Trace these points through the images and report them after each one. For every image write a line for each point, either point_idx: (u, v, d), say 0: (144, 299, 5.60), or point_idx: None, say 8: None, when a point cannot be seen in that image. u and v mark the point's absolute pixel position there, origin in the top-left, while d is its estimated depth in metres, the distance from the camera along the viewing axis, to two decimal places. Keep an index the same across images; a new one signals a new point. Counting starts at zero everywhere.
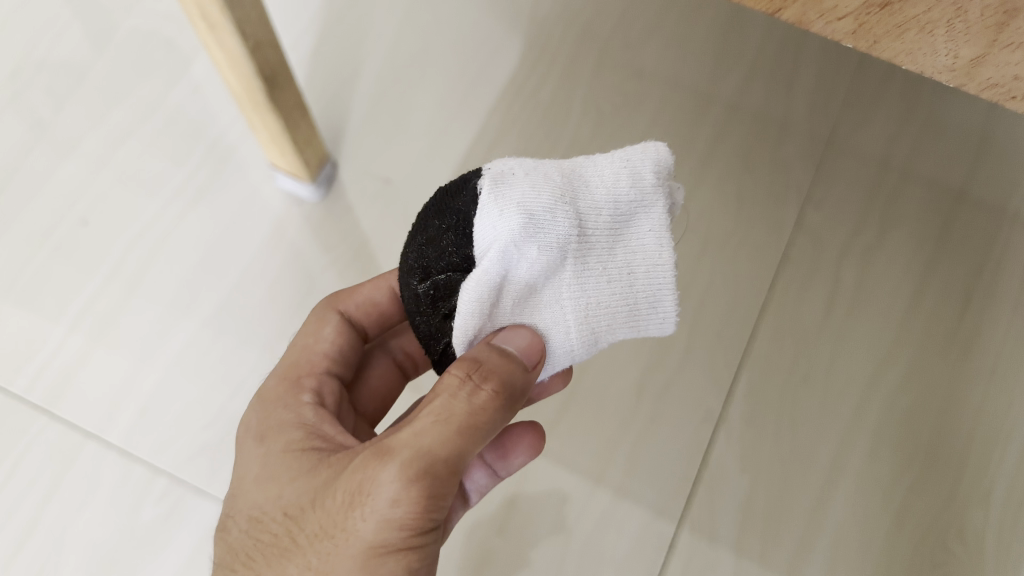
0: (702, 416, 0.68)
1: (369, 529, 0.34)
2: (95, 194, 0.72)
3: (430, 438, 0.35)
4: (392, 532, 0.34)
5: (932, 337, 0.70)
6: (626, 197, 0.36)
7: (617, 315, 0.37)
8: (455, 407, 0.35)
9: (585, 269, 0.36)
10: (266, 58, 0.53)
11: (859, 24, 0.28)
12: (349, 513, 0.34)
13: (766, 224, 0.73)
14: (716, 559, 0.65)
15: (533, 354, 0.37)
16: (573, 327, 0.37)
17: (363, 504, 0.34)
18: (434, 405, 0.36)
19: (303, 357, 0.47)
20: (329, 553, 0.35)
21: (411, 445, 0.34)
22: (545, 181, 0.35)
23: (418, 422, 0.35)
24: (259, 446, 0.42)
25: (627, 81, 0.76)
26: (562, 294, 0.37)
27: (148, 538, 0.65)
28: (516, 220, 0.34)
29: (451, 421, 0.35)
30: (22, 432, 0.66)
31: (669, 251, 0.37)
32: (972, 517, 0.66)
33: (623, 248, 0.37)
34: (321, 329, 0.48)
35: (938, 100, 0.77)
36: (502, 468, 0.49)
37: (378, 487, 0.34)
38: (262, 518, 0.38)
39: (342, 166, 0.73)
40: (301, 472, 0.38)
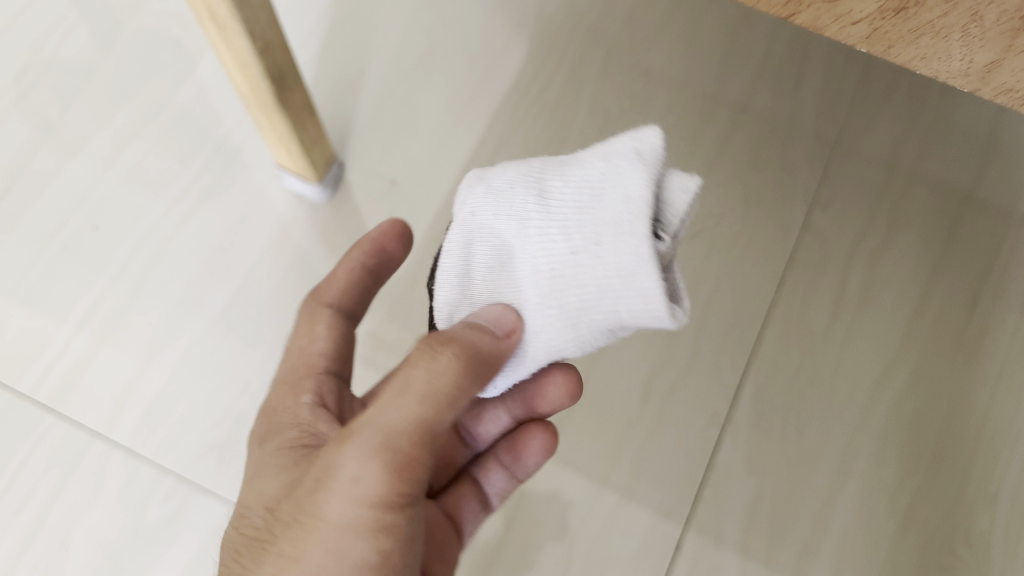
0: (709, 417, 0.68)
1: (344, 505, 0.35)
2: (102, 194, 0.72)
3: (396, 411, 0.36)
4: (366, 504, 0.35)
5: (939, 338, 0.70)
6: (599, 171, 0.34)
7: (583, 290, 0.33)
8: (417, 379, 0.36)
9: (546, 240, 0.34)
10: (274, 59, 0.53)
11: (874, 28, 0.28)
12: (324, 492, 0.35)
13: (772, 225, 0.73)
14: (723, 560, 0.65)
15: (502, 324, 0.36)
16: (536, 301, 0.35)
17: (332, 482, 0.35)
18: (399, 381, 0.37)
19: (301, 358, 0.47)
20: (305, 537, 0.35)
21: (378, 422, 0.36)
22: (519, 168, 0.37)
23: (385, 398, 0.37)
24: (257, 450, 0.43)
25: (634, 82, 0.76)
26: (525, 268, 0.35)
27: (156, 537, 0.65)
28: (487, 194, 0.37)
29: (415, 394, 0.36)
30: (29, 431, 0.67)
31: (639, 217, 0.32)
32: (978, 519, 0.66)
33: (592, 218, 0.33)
34: (313, 327, 0.48)
35: (946, 101, 0.77)
36: (519, 468, 0.50)
37: (348, 465, 0.35)
38: (246, 516, 0.39)
39: (349, 165, 0.73)
40: (284, 465, 0.39)
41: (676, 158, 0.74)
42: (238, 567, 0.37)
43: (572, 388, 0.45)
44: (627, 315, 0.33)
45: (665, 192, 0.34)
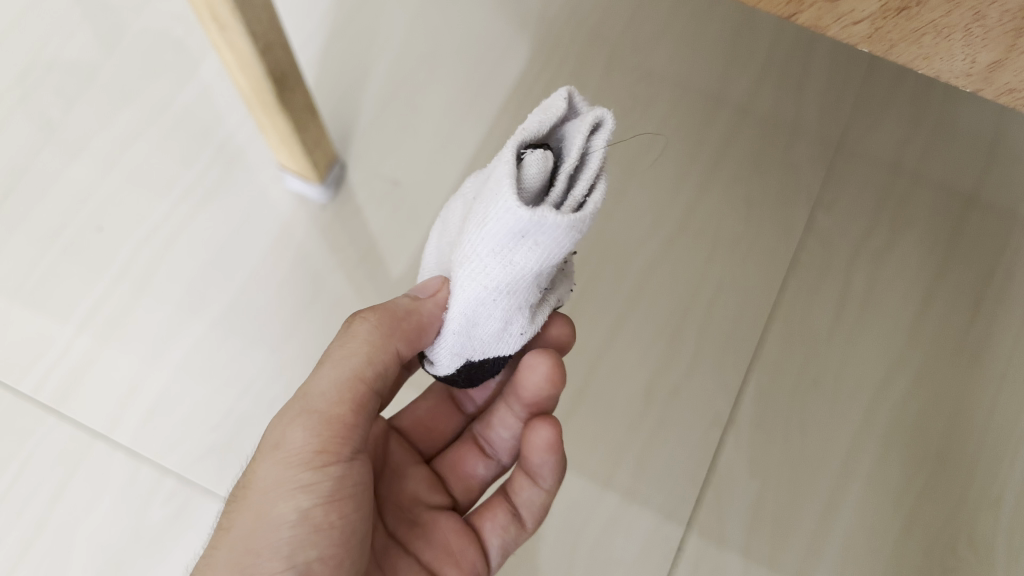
0: (711, 418, 0.68)
1: (295, 452, 0.40)
2: (104, 194, 0.72)
3: (331, 372, 0.42)
4: (312, 448, 0.40)
5: (943, 341, 0.70)
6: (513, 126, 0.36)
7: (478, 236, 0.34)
8: (343, 345, 0.42)
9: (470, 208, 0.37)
10: (276, 59, 0.53)
11: (876, 28, 0.28)
12: (280, 446, 0.41)
13: (776, 226, 0.73)
14: (725, 562, 0.65)
15: (430, 289, 0.40)
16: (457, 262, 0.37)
17: (282, 437, 0.41)
18: (330, 350, 0.43)
19: None
20: (263, 486, 0.41)
21: (316, 385, 0.42)
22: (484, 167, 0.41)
23: (320, 365, 0.43)
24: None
25: (638, 82, 0.75)
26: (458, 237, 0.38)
27: (158, 538, 0.65)
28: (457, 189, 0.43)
29: (345, 356, 0.42)
30: (31, 432, 0.67)
31: (509, 160, 0.32)
32: (982, 521, 0.65)
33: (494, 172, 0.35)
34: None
35: (951, 102, 0.76)
36: (537, 473, 0.48)
37: (291, 420, 0.41)
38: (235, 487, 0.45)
39: (351, 166, 0.73)
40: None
41: (678, 159, 0.74)
42: (217, 529, 0.42)
43: (552, 370, 0.45)
44: (501, 230, 0.32)
45: (568, 131, 0.34)
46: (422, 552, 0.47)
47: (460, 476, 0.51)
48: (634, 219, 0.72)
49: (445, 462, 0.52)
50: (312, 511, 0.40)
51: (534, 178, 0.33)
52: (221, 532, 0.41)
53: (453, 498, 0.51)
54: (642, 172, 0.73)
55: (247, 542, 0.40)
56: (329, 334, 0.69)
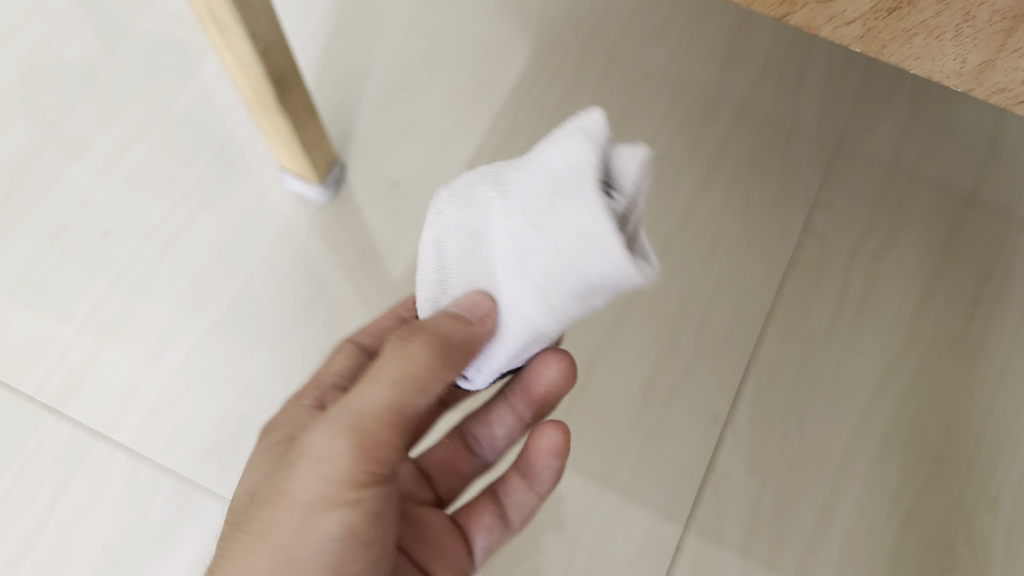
0: (710, 418, 0.68)
1: (330, 472, 0.38)
2: (105, 196, 0.72)
3: (375, 393, 0.39)
4: (349, 470, 0.38)
5: (942, 340, 0.70)
6: (553, 146, 0.34)
7: (558, 277, 0.34)
8: (392, 365, 0.39)
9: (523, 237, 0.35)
10: (276, 61, 0.54)
11: (868, 28, 0.29)
12: (314, 461, 0.39)
13: (774, 226, 0.73)
14: (723, 561, 0.65)
15: (477, 310, 0.38)
16: (521, 291, 0.35)
17: (319, 457, 0.38)
18: (378, 366, 0.40)
19: (319, 379, 0.51)
20: (295, 503, 0.38)
21: (359, 404, 0.39)
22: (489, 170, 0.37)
23: (365, 380, 0.40)
24: (262, 440, 0.46)
25: (636, 83, 0.76)
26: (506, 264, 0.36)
27: (158, 537, 0.66)
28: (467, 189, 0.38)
29: (392, 377, 0.39)
30: (32, 431, 0.67)
31: (599, 206, 0.32)
32: (980, 520, 0.66)
33: (557, 207, 0.33)
34: (336, 356, 0.52)
35: (949, 103, 0.76)
36: (534, 475, 0.48)
37: (331, 438, 0.39)
38: (252, 484, 0.43)
39: (351, 167, 0.73)
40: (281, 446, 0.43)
41: (677, 160, 0.74)
42: (237, 535, 0.40)
43: (566, 370, 0.45)
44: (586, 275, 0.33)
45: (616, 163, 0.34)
46: (416, 552, 0.46)
47: (447, 475, 0.51)
48: None
49: (433, 459, 0.51)
50: (347, 537, 0.39)
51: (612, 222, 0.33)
52: (239, 543, 0.39)
53: (437, 496, 0.51)
54: None
55: (271, 555, 0.38)
56: (329, 334, 0.70)
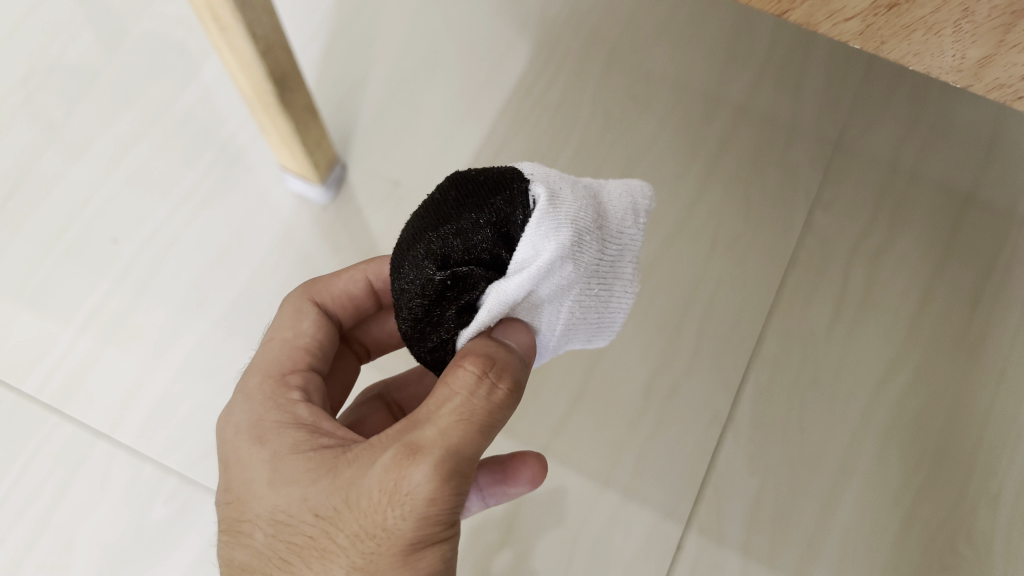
0: (711, 416, 0.68)
1: (408, 527, 0.33)
2: (106, 196, 0.73)
3: (456, 437, 0.34)
4: (427, 524, 0.34)
5: (942, 337, 0.70)
6: (624, 218, 0.39)
7: (589, 326, 0.40)
8: (474, 407, 0.35)
9: (588, 291, 0.37)
10: (277, 60, 0.54)
11: (867, 25, 0.29)
12: (387, 512, 0.33)
13: (774, 224, 0.73)
14: (725, 560, 0.65)
15: (528, 354, 0.37)
16: (559, 330, 0.38)
17: (397, 507, 0.33)
18: (454, 405, 0.34)
19: (285, 351, 0.44)
20: (368, 553, 0.34)
21: (441, 444, 0.34)
22: (586, 203, 0.35)
23: (440, 419, 0.34)
24: (259, 449, 0.38)
25: (636, 83, 0.76)
26: (564, 307, 0.37)
27: (159, 537, 0.66)
28: (552, 238, 0.33)
29: (473, 420, 0.35)
30: (33, 431, 0.67)
31: (636, 283, 0.41)
32: (980, 518, 0.66)
33: (615, 273, 0.39)
34: (299, 320, 0.45)
35: (948, 101, 0.77)
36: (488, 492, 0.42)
37: (410, 485, 0.33)
38: (285, 520, 0.36)
39: (352, 167, 0.73)
40: (311, 473, 0.36)
41: (677, 160, 0.74)
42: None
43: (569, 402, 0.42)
44: (602, 333, 0.42)
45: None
46: None
47: None
48: None
49: None
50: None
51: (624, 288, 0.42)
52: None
53: None
54: (641, 172, 0.74)
55: None
56: None
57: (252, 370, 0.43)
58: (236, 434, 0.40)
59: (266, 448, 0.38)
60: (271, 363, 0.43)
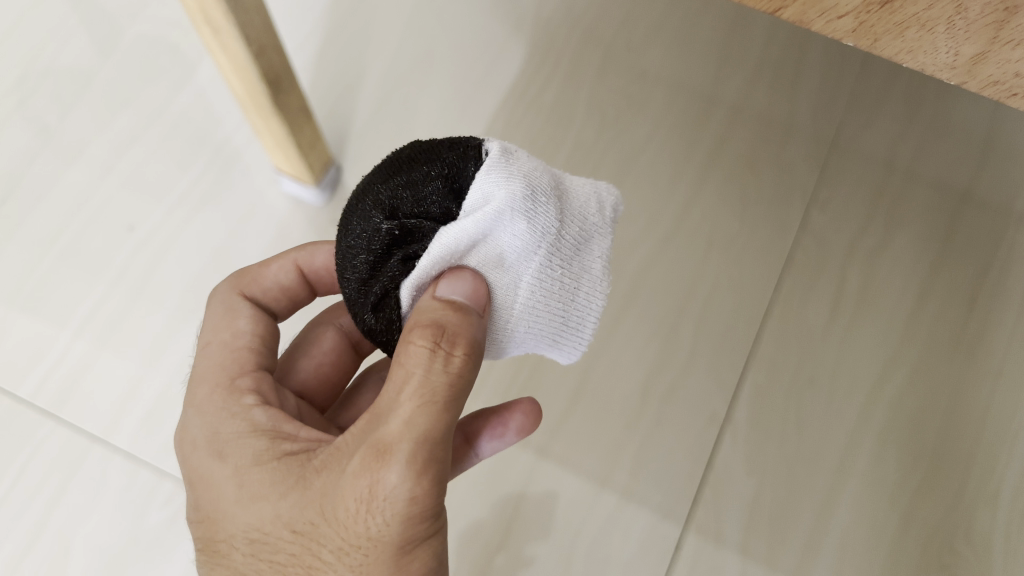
0: (708, 417, 0.68)
1: (393, 529, 0.34)
2: (100, 200, 0.72)
3: (422, 423, 0.34)
4: (410, 522, 0.34)
5: (937, 338, 0.70)
6: (590, 218, 0.37)
7: (554, 313, 0.37)
8: (435, 382, 0.34)
9: (565, 288, 0.37)
10: (270, 62, 0.53)
11: (860, 22, 0.29)
12: (368, 519, 0.34)
13: (770, 224, 0.73)
14: (722, 560, 0.64)
15: (481, 304, 0.35)
16: (530, 321, 0.37)
17: (376, 512, 0.33)
18: (415, 384, 0.34)
19: (228, 353, 0.42)
20: (355, 559, 0.34)
21: (408, 435, 0.34)
22: (544, 172, 0.35)
23: (403, 410, 0.34)
24: (224, 464, 0.38)
25: (630, 83, 0.76)
26: (523, 281, 0.35)
27: (156, 541, 0.65)
28: (505, 188, 0.33)
29: (435, 398, 0.34)
30: (29, 436, 0.67)
31: (607, 279, 0.39)
32: (979, 517, 0.65)
33: (587, 258, 0.37)
34: (234, 320, 0.44)
35: (943, 101, 0.77)
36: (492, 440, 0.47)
37: (385, 488, 0.33)
38: (262, 539, 0.36)
39: (346, 169, 0.73)
40: (282, 483, 0.36)
41: (674, 160, 0.74)
42: None
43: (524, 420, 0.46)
44: (568, 342, 0.40)
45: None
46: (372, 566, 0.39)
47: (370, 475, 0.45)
48: (629, 220, 0.72)
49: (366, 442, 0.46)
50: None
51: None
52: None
53: None
54: (637, 172, 0.74)
55: None
56: None
57: (204, 381, 0.41)
58: (193, 453, 0.39)
59: (228, 464, 0.38)
60: (220, 371, 0.41)
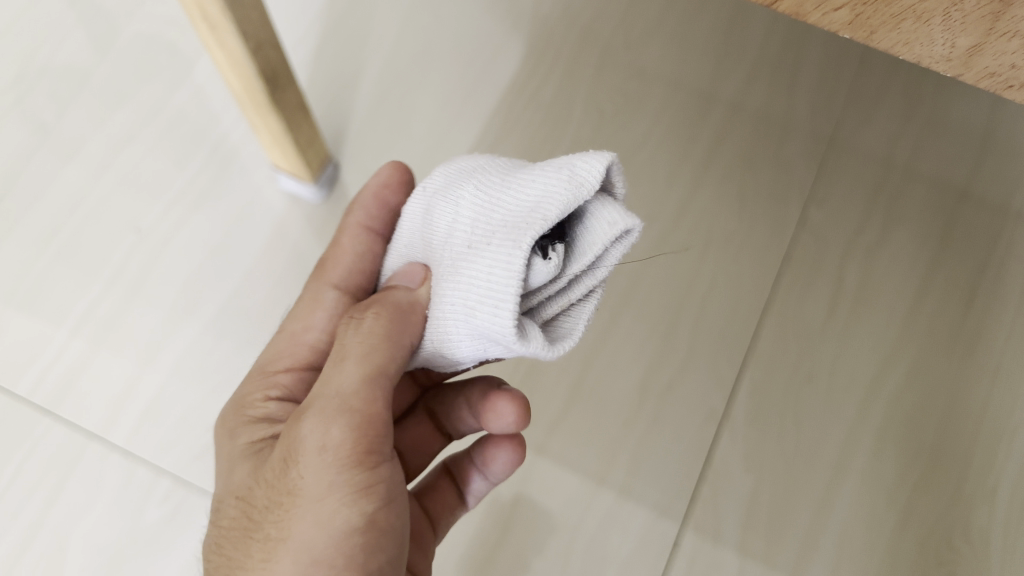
0: (706, 414, 0.68)
1: (309, 477, 0.36)
2: (97, 198, 0.72)
3: (338, 377, 0.38)
4: (325, 472, 0.35)
5: (935, 337, 0.70)
6: (528, 177, 0.35)
7: (463, 272, 0.35)
8: (351, 342, 0.39)
9: (475, 244, 0.35)
10: (267, 58, 0.53)
11: (856, 14, 0.28)
12: (291, 468, 0.36)
13: (768, 222, 0.73)
14: (720, 559, 0.64)
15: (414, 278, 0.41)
16: (447, 286, 0.36)
17: (297, 462, 0.36)
18: (338, 348, 0.39)
19: (291, 345, 0.48)
20: (280, 511, 0.36)
21: (325, 387, 0.38)
22: (494, 165, 0.40)
23: (327, 370, 0.39)
24: (230, 443, 0.44)
25: (628, 81, 0.76)
26: (442, 246, 0.38)
27: (153, 539, 0.65)
28: (442, 175, 0.41)
29: (349, 354, 0.38)
30: (27, 435, 0.67)
31: (528, 233, 0.32)
32: (977, 514, 0.65)
33: (509, 215, 0.34)
34: (314, 311, 0.49)
35: (940, 100, 0.77)
36: (488, 468, 0.49)
37: (304, 436, 0.36)
38: (226, 509, 0.40)
39: (343, 167, 0.73)
40: (254, 454, 0.42)
41: (671, 158, 0.74)
42: (230, 559, 0.37)
43: (509, 452, 0.47)
44: (489, 314, 0.32)
45: (590, 221, 0.33)
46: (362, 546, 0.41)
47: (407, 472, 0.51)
48: None
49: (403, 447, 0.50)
50: (353, 546, 0.35)
51: (534, 287, 0.33)
52: (234, 565, 0.37)
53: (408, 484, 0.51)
54: (635, 170, 0.74)
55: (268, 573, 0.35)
56: None
57: (252, 374, 0.49)
58: (217, 445, 0.46)
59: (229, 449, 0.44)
60: (277, 357, 0.48)
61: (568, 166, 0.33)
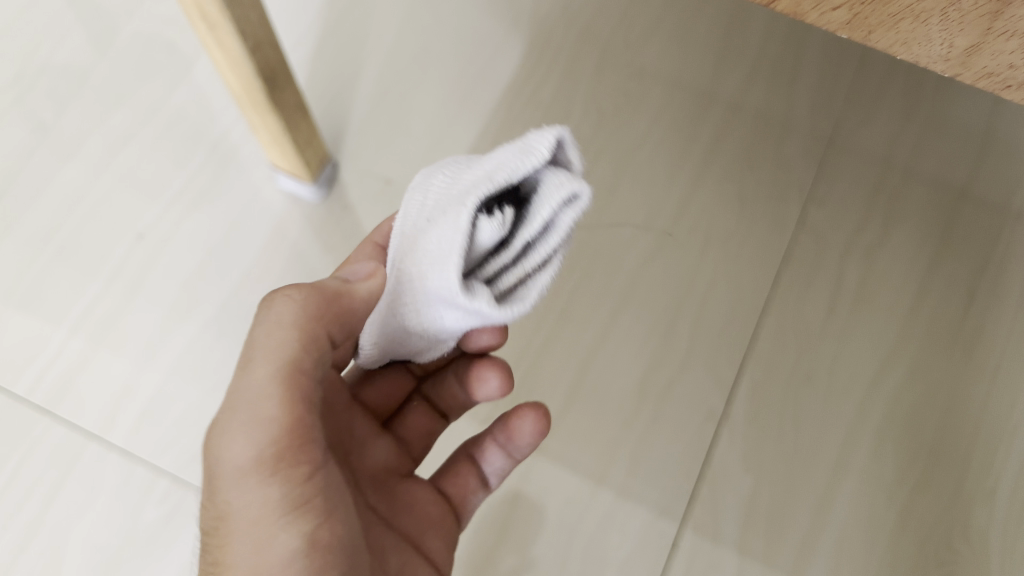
0: (705, 414, 0.68)
1: (243, 496, 0.36)
2: (96, 197, 0.72)
3: (252, 389, 0.37)
4: (257, 489, 0.36)
5: (935, 337, 0.70)
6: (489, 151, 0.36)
7: (421, 239, 0.36)
8: (261, 350, 0.37)
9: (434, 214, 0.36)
10: (266, 58, 0.53)
11: (854, 14, 0.28)
12: (224, 488, 0.37)
13: (768, 221, 0.73)
14: (719, 559, 0.64)
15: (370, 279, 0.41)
16: (409, 257, 0.37)
17: (229, 482, 0.37)
18: (247, 357, 0.38)
19: None
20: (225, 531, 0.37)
21: (241, 402, 0.37)
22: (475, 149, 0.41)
23: (238, 381, 0.38)
24: None
25: (627, 81, 0.76)
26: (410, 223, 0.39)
27: (152, 539, 0.65)
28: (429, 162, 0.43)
29: (261, 363, 0.37)
30: (26, 434, 0.67)
31: (474, 196, 0.33)
32: (976, 514, 0.65)
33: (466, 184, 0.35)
34: None
35: (939, 101, 0.77)
36: (511, 444, 0.50)
37: (229, 455, 0.36)
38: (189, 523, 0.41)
39: (342, 166, 0.73)
40: None
41: (671, 157, 0.74)
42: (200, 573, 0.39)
43: (534, 420, 0.48)
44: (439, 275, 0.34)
45: (540, 188, 0.33)
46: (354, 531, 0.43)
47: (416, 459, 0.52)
48: (627, 217, 0.72)
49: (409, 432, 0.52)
50: (298, 567, 0.36)
51: (482, 250, 0.34)
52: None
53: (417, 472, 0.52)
54: (635, 169, 0.73)
55: None
56: None
57: None
58: None
59: None
60: None
61: (522, 137, 0.33)
